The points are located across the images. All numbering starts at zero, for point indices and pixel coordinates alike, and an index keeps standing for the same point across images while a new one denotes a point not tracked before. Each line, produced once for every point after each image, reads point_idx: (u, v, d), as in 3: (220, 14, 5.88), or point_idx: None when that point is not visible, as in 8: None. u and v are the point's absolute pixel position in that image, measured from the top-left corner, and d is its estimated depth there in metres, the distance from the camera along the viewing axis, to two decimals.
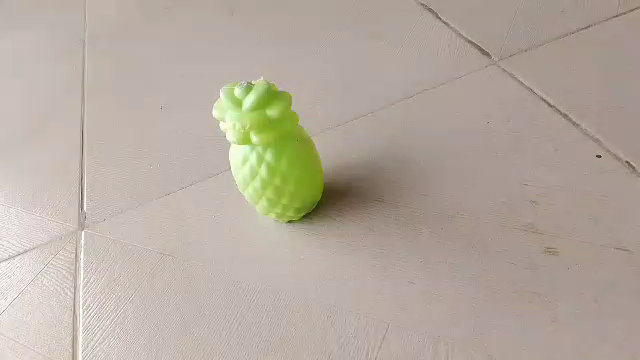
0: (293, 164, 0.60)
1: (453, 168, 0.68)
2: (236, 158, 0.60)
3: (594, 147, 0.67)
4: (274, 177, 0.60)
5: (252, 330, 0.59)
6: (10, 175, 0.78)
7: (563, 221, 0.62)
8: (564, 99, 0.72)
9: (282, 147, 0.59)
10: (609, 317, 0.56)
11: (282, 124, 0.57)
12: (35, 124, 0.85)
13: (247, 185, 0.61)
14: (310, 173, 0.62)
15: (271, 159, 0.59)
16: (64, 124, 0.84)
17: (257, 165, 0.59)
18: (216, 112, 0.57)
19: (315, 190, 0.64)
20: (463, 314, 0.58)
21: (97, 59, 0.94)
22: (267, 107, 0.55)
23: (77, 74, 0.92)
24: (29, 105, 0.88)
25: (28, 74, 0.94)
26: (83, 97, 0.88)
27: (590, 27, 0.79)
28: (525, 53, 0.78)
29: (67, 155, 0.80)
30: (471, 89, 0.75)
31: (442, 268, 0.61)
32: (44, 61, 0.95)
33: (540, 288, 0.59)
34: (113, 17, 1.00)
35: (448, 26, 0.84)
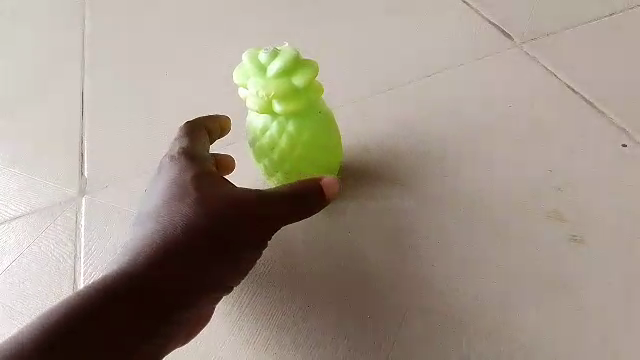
0: (314, 137, 0.58)
1: (475, 151, 0.68)
2: (254, 127, 0.59)
3: (622, 136, 0.66)
4: (294, 150, 0.58)
5: (265, 304, 0.61)
6: (9, 139, 0.81)
7: (588, 210, 0.61)
8: (594, 86, 0.71)
9: (304, 118, 0.57)
10: (636, 310, 0.54)
11: (307, 95, 0.56)
12: (36, 87, 0.87)
13: (264, 157, 0.60)
14: (330, 148, 0.60)
15: (293, 129, 0.57)
16: (66, 87, 0.86)
17: (276, 137, 0.58)
18: (237, 77, 0.56)
19: (333, 167, 0.63)
20: (484, 299, 0.57)
21: (99, 19, 0.94)
22: (294, 75, 0.54)
23: (76, 38, 0.92)
24: (31, 67, 0.90)
25: (30, 35, 0.95)
26: (84, 59, 0.89)
27: (620, 13, 0.78)
28: (549, 38, 0.77)
29: (68, 122, 0.81)
30: (495, 71, 0.75)
31: (463, 252, 0.60)
32: (46, 21, 0.96)
33: (565, 277, 0.57)
34: None
35: (469, 5, 0.83)
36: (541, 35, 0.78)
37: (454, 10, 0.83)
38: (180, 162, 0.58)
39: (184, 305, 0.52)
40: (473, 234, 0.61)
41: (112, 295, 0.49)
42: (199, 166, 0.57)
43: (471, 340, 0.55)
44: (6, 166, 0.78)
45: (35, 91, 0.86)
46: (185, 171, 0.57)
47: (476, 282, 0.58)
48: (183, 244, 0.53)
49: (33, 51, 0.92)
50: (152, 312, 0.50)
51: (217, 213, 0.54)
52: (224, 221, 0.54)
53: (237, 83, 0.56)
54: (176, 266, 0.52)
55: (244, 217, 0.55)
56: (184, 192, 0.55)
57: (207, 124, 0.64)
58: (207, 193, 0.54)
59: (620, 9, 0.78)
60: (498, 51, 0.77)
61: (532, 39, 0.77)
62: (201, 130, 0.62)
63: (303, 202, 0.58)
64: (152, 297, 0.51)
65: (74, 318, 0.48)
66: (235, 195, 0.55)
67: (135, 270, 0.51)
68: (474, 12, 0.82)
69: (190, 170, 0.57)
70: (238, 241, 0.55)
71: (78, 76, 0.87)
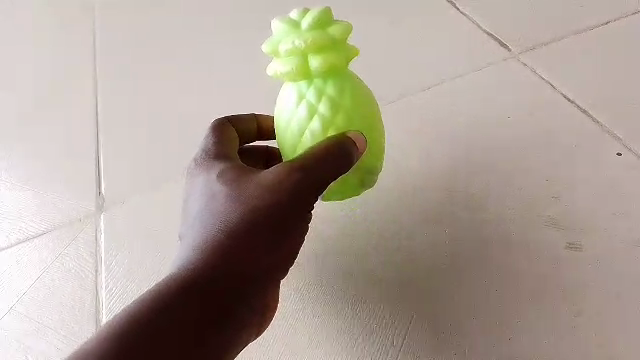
0: (355, 97, 0.58)
1: (476, 162, 0.71)
2: (290, 98, 0.59)
3: (615, 144, 0.69)
4: (335, 111, 0.57)
5: (291, 322, 0.65)
6: (29, 158, 0.85)
7: (583, 218, 0.64)
8: (591, 94, 0.73)
9: (342, 79, 0.58)
10: (627, 313, 0.58)
11: (344, 48, 0.58)
12: (52, 104, 0.90)
13: (303, 131, 0.58)
14: (372, 117, 0.59)
15: (332, 89, 0.57)
16: (81, 104, 0.89)
17: (316, 100, 0.57)
18: (269, 44, 0.58)
19: (374, 145, 0.60)
20: (486, 307, 0.61)
21: (109, 34, 0.97)
22: (330, 27, 0.57)
23: (88, 54, 0.95)
24: (46, 85, 0.93)
25: (44, 53, 0.98)
26: (97, 75, 0.92)
27: (612, 22, 0.79)
28: (544, 48, 0.78)
29: (84, 138, 0.85)
30: (491, 82, 0.77)
31: (465, 262, 0.64)
32: (58, 38, 0.99)
33: (562, 283, 0.60)
34: None
35: (465, 16, 0.85)
36: (537, 45, 0.79)
37: (452, 18, 0.85)
38: (211, 166, 0.61)
39: (240, 293, 0.54)
40: (474, 244, 0.64)
41: (166, 301, 0.52)
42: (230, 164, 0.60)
43: (474, 345, 0.59)
44: (25, 185, 0.82)
45: (52, 108, 0.90)
46: (218, 172, 0.59)
47: (477, 291, 0.62)
48: (230, 240, 0.55)
49: (47, 68, 0.96)
50: (207, 309, 0.53)
51: (252, 198, 0.55)
52: (262, 204, 0.55)
53: (270, 49, 0.58)
54: (226, 261, 0.54)
55: (283, 194, 0.55)
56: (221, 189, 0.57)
57: (227, 124, 0.67)
58: (241, 186, 0.56)
59: (612, 19, 0.79)
60: (495, 62, 0.79)
61: (529, 50, 0.79)
62: (225, 133, 0.66)
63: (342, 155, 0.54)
64: (207, 292, 0.53)
65: (132, 328, 0.50)
66: (266, 178, 0.55)
67: (187, 275, 0.53)
68: (471, 22, 0.84)
69: (223, 169, 0.59)
70: (283, 231, 0.56)
71: (90, 90, 0.90)
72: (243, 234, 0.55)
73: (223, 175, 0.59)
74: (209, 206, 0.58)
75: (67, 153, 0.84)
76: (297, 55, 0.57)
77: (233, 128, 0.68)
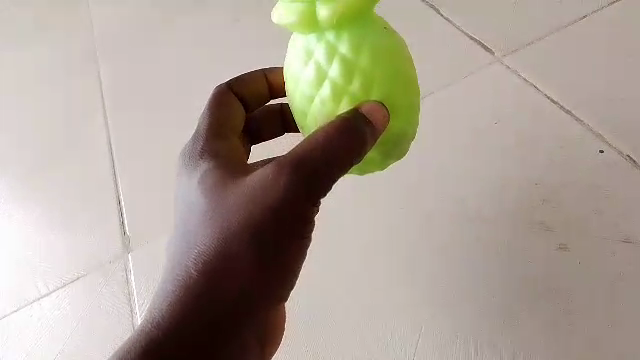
0: (375, 54, 0.49)
1: (468, 171, 0.75)
2: (298, 55, 0.51)
3: (597, 144, 0.74)
4: (350, 73, 0.49)
5: (309, 345, 0.69)
6: (50, 204, 0.90)
7: (570, 219, 0.69)
8: (570, 93, 0.78)
9: (359, 29, 0.49)
10: (616, 305, 0.64)
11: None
12: (66, 148, 0.95)
13: (311, 97, 0.51)
14: (400, 77, 0.50)
15: (346, 46, 0.49)
16: (95, 147, 0.94)
17: (327, 60, 0.49)
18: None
19: (399, 113, 0.51)
20: (487, 311, 0.66)
21: (112, 75, 1.02)
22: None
23: (95, 96, 1.00)
24: (57, 129, 0.97)
25: (49, 95, 1.02)
26: (107, 117, 0.97)
27: (588, 16, 0.85)
28: (527, 50, 0.83)
29: (102, 181, 0.90)
30: (477, 91, 0.81)
31: (465, 271, 0.69)
32: (62, 80, 1.03)
33: (556, 283, 0.66)
34: (120, 31, 1.07)
35: (451, 23, 0.89)
36: (520, 47, 0.84)
37: (436, 29, 0.89)
38: (201, 161, 0.59)
39: (236, 312, 0.53)
40: (472, 253, 0.70)
41: (159, 326, 0.53)
42: (221, 161, 0.58)
43: (479, 348, 0.64)
44: (50, 232, 0.87)
45: (66, 152, 0.94)
46: (207, 170, 0.57)
47: (478, 297, 0.67)
48: (217, 259, 0.53)
49: (55, 111, 1.00)
50: (201, 331, 0.52)
51: (240, 203, 0.53)
52: (248, 210, 0.52)
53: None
54: (214, 281, 0.52)
55: (268, 205, 0.51)
56: (208, 193, 0.55)
57: (228, 96, 0.66)
58: (229, 189, 0.54)
59: (588, 12, 0.85)
60: (482, 68, 0.83)
61: (513, 52, 0.84)
62: (222, 113, 0.64)
63: (350, 139, 0.49)
64: (199, 315, 0.52)
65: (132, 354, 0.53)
66: (253, 182, 0.53)
67: (179, 297, 0.53)
68: (455, 30, 0.88)
69: (212, 167, 0.57)
70: (274, 243, 0.52)
71: (102, 132, 0.95)
72: (230, 252, 0.52)
73: (213, 175, 0.56)
74: (198, 210, 0.56)
75: (87, 196, 0.89)
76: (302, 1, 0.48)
77: (232, 103, 0.66)
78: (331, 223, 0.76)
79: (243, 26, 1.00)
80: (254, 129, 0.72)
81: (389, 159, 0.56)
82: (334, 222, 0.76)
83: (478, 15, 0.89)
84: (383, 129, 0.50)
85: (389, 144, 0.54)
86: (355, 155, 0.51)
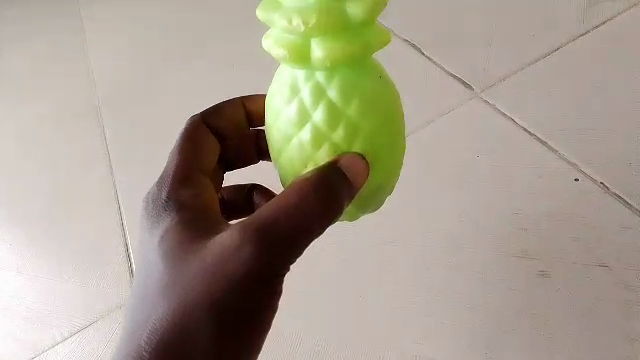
0: (365, 104, 0.46)
1: (453, 203, 0.79)
2: (283, 89, 0.48)
3: (572, 172, 0.78)
4: (334, 121, 0.46)
5: None
6: (60, 251, 0.93)
7: (550, 246, 0.73)
8: (545, 126, 0.84)
9: (353, 74, 0.46)
10: (596, 327, 0.67)
11: (361, 34, 0.45)
12: (73, 196, 0.99)
13: (290, 136, 0.48)
14: (386, 130, 0.48)
15: (335, 92, 0.46)
16: (100, 194, 0.98)
17: (312, 102, 0.46)
18: (266, 9, 0.46)
19: (382, 169, 0.49)
20: (475, 338, 0.69)
21: (115, 124, 1.07)
22: (349, 2, 0.44)
23: (99, 146, 1.05)
24: (65, 178, 1.02)
25: (56, 147, 1.07)
26: (111, 165, 1.01)
27: (558, 49, 0.91)
28: (502, 84, 0.89)
29: (109, 227, 0.94)
30: (458, 124, 0.86)
31: (453, 300, 0.72)
32: (67, 131, 1.08)
33: (538, 308, 0.69)
34: (121, 82, 1.12)
35: (431, 60, 0.94)
36: (496, 81, 0.90)
37: (418, 66, 0.94)
38: (163, 210, 0.55)
39: None
40: (460, 281, 0.73)
41: None
42: (185, 211, 0.54)
43: None
44: (61, 281, 0.90)
45: (73, 200, 0.99)
46: (170, 221, 0.54)
47: (466, 325, 0.70)
48: (176, 328, 0.50)
49: (62, 161, 1.04)
50: None
51: (203, 271, 0.49)
52: (212, 272, 0.49)
53: (266, 16, 0.46)
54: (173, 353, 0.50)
55: (233, 275, 0.49)
56: (171, 250, 0.52)
57: (202, 128, 0.63)
58: (193, 247, 0.51)
59: (557, 46, 0.92)
60: (461, 103, 0.88)
61: (489, 87, 0.89)
62: (190, 150, 0.61)
63: (324, 197, 0.48)
64: None
65: None
66: (218, 242, 0.50)
67: None
68: (436, 67, 0.93)
69: (175, 218, 0.54)
70: (237, 313, 0.49)
71: (108, 182, 0.99)
72: (190, 321, 0.50)
73: (176, 229, 0.53)
74: (160, 267, 0.52)
75: (95, 242, 0.93)
76: (297, 37, 0.45)
77: (203, 138, 0.63)
78: (322, 256, 0.78)
79: (236, 72, 1.06)
80: (230, 158, 0.68)
81: (366, 209, 0.54)
82: (326, 255, 0.78)
83: (458, 52, 0.95)
84: (362, 185, 0.48)
85: (367, 196, 0.52)
86: (326, 218, 0.49)
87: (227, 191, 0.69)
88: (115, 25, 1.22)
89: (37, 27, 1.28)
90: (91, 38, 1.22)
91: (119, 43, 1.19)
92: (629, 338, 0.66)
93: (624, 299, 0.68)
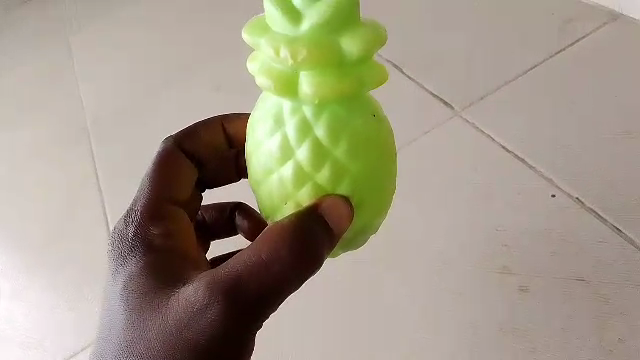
0: (355, 145, 0.43)
1: (436, 221, 0.81)
2: (266, 120, 0.44)
3: (549, 188, 0.81)
4: (318, 161, 0.43)
5: None
6: (49, 274, 0.93)
7: (530, 261, 0.76)
8: (523, 142, 0.87)
9: (342, 112, 0.43)
10: (574, 339, 0.70)
11: (355, 69, 0.42)
12: (61, 217, 0.98)
13: (270, 171, 0.44)
14: (375, 172, 0.45)
15: (322, 130, 0.42)
16: (89, 214, 0.97)
17: (297, 138, 0.43)
18: (252, 33, 0.42)
19: (368, 212, 0.46)
20: (460, 353, 0.71)
21: (102, 143, 1.06)
22: (345, 37, 0.40)
23: (86, 164, 1.04)
24: (52, 198, 1.01)
25: (42, 166, 1.06)
26: (99, 184, 1.01)
27: (533, 68, 0.95)
28: (481, 102, 0.92)
29: (98, 247, 0.93)
30: (440, 143, 0.89)
31: (439, 316, 0.74)
32: (53, 150, 1.07)
33: (520, 323, 0.72)
34: (108, 100, 1.12)
35: (413, 79, 0.97)
36: (476, 99, 0.93)
37: (400, 85, 0.96)
38: (131, 252, 0.54)
39: None
40: (445, 298, 0.75)
41: None
42: (157, 258, 0.53)
43: None
44: (51, 303, 0.90)
45: (61, 220, 0.98)
46: (139, 265, 0.53)
47: (452, 340, 0.72)
48: None
49: (49, 181, 1.04)
50: None
51: (171, 324, 0.49)
52: (181, 326, 0.48)
53: (253, 40, 0.42)
54: None
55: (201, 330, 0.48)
56: (136, 299, 0.51)
57: (176, 155, 0.60)
58: (157, 299, 0.50)
59: (533, 65, 0.95)
60: (443, 121, 0.91)
61: (469, 106, 0.92)
62: (163, 182, 0.58)
63: (300, 248, 0.46)
64: None
65: None
66: (183, 297, 0.49)
67: None
68: (418, 86, 0.96)
69: (143, 263, 0.53)
70: None
71: (97, 201, 0.98)
72: None
73: (143, 275, 0.52)
74: (128, 316, 0.51)
75: (85, 264, 0.92)
76: (285, 68, 0.41)
77: (177, 167, 0.60)
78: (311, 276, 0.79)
79: (223, 91, 1.07)
80: (208, 180, 0.64)
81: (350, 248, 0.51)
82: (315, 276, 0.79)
83: (437, 71, 0.97)
84: (345, 228, 0.46)
85: (351, 236, 0.49)
86: (304, 269, 0.47)
87: (210, 212, 0.68)
88: (102, 43, 1.23)
89: (22, 45, 1.27)
90: (77, 56, 1.21)
91: (105, 60, 1.19)
92: (605, 349, 0.69)
93: (599, 311, 0.71)
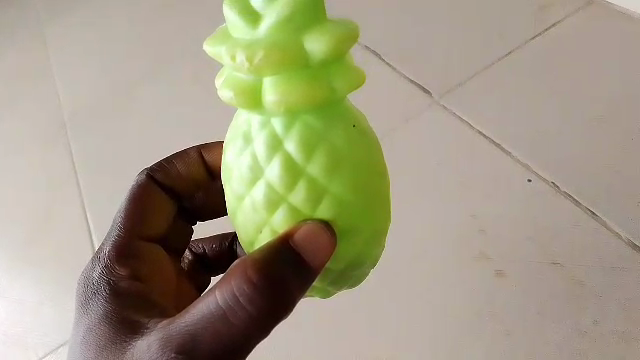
0: (331, 160, 0.39)
1: (415, 209, 0.82)
2: (237, 139, 0.41)
3: (525, 173, 0.82)
4: (290, 180, 0.39)
5: None
6: (29, 270, 0.92)
7: (506, 246, 0.77)
8: (500, 128, 0.87)
9: (314, 123, 0.39)
10: (549, 322, 0.71)
11: (323, 72, 0.38)
12: (40, 213, 0.97)
13: (242, 195, 0.41)
14: (358, 190, 0.40)
15: (292, 145, 0.39)
16: (68, 209, 0.96)
17: (268, 156, 0.40)
18: (212, 42, 0.39)
19: (355, 238, 0.42)
20: (437, 339, 0.72)
21: (80, 137, 1.05)
22: (308, 35, 0.37)
23: (65, 159, 1.03)
24: (32, 195, 1.00)
25: (21, 163, 1.05)
26: (78, 178, 1.00)
27: (510, 53, 0.95)
28: (459, 88, 0.92)
29: (78, 241, 0.93)
30: (418, 131, 0.89)
31: (416, 304, 0.75)
32: (32, 146, 1.06)
33: (496, 307, 0.73)
34: (85, 93, 1.11)
35: (392, 67, 0.97)
36: (453, 85, 0.93)
37: (379, 73, 0.97)
38: (97, 296, 0.54)
39: None
40: (423, 285, 0.76)
41: None
42: (122, 301, 0.53)
43: None
44: (32, 299, 0.89)
45: (41, 217, 0.97)
46: (100, 311, 0.53)
47: (430, 327, 0.73)
48: None
49: (28, 177, 1.02)
50: None
51: None
52: None
53: (212, 50, 0.39)
54: None
55: None
56: (96, 347, 0.51)
57: (150, 189, 0.62)
58: (113, 351, 0.50)
59: (510, 50, 0.96)
60: (421, 108, 0.91)
61: (447, 92, 0.92)
62: (134, 218, 0.60)
63: (268, 292, 0.44)
64: None
65: None
66: (136, 352, 0.48)
67: None
68: (397, 73, 0.96)
69: (105, 309, 0.53)
70: None
71: (76, 196, 0.97)
72: None
73: (104, 321, 0.52)
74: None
75: (64, 258, 0.91)
76: (247, 76, 0.38)
77: (151, 201, 0.62)
78: None
79: (201, 79, 1.06)
80: (191, 207, 0.66)
81: (343, 287, 0.46)
82: None
83: (415, 58, 0.97)
84: (327, 257, 0.42)
85: (341, 270, 0.44)
86: (274, 314, 0.45)
87: (209, 245, 0.70)
88: (78, 34, 1.21)
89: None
90: (54, 50, 1.20)
91: (83, 52, 1.17)
92: (579, 331, 0.70)
93: (574, 295, 0.72)
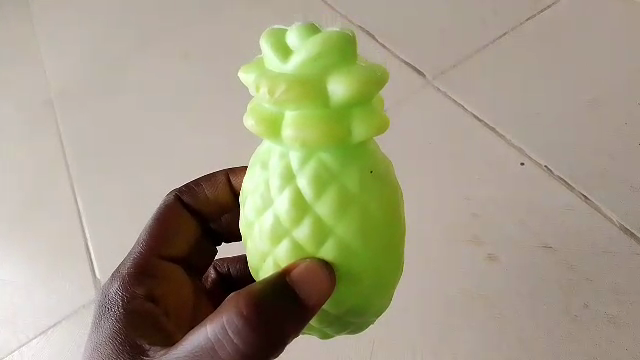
0: (340, 200, 0.39)
1: (408, 192, 0.82)
2: (256, 166, 0.42)
3: (518, 156, 0.82)
4: (298, 215, 0.39)
5: None
6: (17, 252, 0.91)
7: (499, 230, 0.77)
8: (494, 111, 0.87)
9: (329, 162, 0.39)
10: (540, 306, 0.72)
11: (345, 112, 0.38)
12: (29, 195, 0.96)
13: (252, 222, 0.41)
14: (365, 236, 0.40)
15: (304, 180, 0.39)
16: (57, 191, 0.95)
17: (279, 188, 0.40)
18: (246, 68, 0.40)
19: (357, 284, 0.41)
20: (429, 322, 0.72)
21: (68, 117, 1.03)
22: (335, 76, 0.38)
23: (53, 140, 1.01)
24: (20, 176, 0.99)
25: (9, 144, 1.03)
26: (67, 159, 0.98)
27: (505, 35, 0.94)
28: (454, 70, 0.91)
29: (67, 223, 0.92)
30: (412, 113, 0.88)
31: (408, 288, 0.75)
32: (19, 127, 1.04)
33: (488, 291, 0.73)
34: (73, 72, 1.08)
35: (386, 48, 0.96)
36: (448, 68, 0.92)
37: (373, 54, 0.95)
38: (108, 313, 0.55)
39: None
40: (415, 270, 0.76)
41: None
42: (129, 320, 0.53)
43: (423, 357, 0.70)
44: (21, 281, 0.88)
45: (29, 199, 0.96)
46: (107, 330, 0.53)
47: (421, 311, 0.73)
48: None
49: (16, 159, 1.01)
50: None
51: None
52: None
53: (243, 75, 0.40)
54: None
55: None
56: None
57: (177, 211, 0.63)
58: None
59: (506, 32, 0.95)
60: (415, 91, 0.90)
61: (441, 74, 0.91)
62: (156, 239, 0.60)
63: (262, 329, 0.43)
64: None
65: None
66: None
67: None
68: (391, 55, 0.95)
69: (112, 329, 0.53)
70: None
71: (65, 177, 0.96)
72: None
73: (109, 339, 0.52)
74: None
75: (53, 240, 0.90)
76: (269, 106, 0.38)
77: (176, 224, 0.62)
78: None
79: (193, 59, 1.04)
80: (218, 228, 0.66)
81: (342, 332, 0.46)
82: None
83: (410, 39, 0.96)
84: (325, 298, 0.41)
85: (340, 315, 0.44)
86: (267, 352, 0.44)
87: (232, 266, 0.68)
88: (65, 11, 1.19)
89: None
90: (42, 27, 1.17)
91: (71, 31, 1.15)
92: (570, 316, 0.70)
93: (565, 280, 0.73)
